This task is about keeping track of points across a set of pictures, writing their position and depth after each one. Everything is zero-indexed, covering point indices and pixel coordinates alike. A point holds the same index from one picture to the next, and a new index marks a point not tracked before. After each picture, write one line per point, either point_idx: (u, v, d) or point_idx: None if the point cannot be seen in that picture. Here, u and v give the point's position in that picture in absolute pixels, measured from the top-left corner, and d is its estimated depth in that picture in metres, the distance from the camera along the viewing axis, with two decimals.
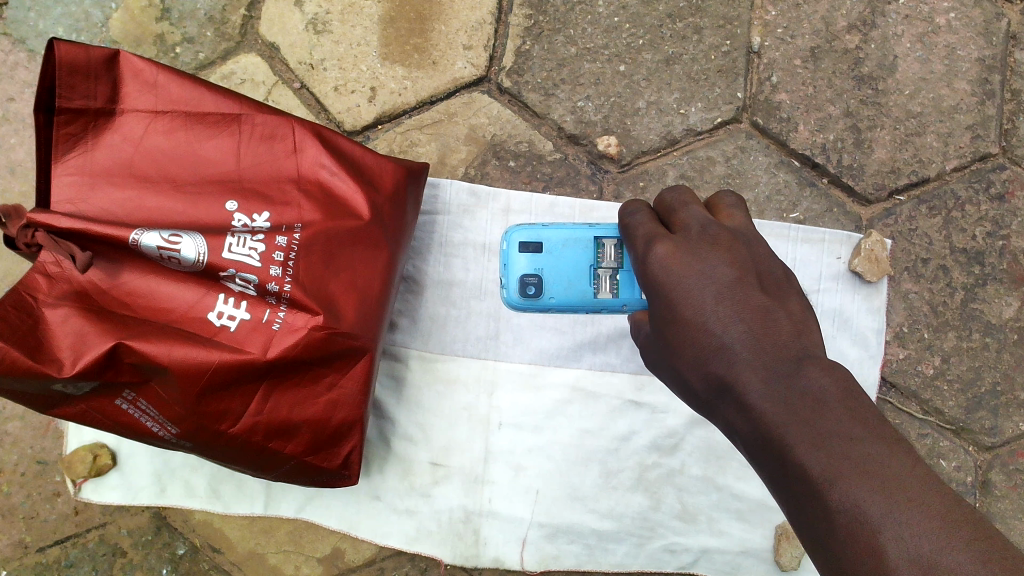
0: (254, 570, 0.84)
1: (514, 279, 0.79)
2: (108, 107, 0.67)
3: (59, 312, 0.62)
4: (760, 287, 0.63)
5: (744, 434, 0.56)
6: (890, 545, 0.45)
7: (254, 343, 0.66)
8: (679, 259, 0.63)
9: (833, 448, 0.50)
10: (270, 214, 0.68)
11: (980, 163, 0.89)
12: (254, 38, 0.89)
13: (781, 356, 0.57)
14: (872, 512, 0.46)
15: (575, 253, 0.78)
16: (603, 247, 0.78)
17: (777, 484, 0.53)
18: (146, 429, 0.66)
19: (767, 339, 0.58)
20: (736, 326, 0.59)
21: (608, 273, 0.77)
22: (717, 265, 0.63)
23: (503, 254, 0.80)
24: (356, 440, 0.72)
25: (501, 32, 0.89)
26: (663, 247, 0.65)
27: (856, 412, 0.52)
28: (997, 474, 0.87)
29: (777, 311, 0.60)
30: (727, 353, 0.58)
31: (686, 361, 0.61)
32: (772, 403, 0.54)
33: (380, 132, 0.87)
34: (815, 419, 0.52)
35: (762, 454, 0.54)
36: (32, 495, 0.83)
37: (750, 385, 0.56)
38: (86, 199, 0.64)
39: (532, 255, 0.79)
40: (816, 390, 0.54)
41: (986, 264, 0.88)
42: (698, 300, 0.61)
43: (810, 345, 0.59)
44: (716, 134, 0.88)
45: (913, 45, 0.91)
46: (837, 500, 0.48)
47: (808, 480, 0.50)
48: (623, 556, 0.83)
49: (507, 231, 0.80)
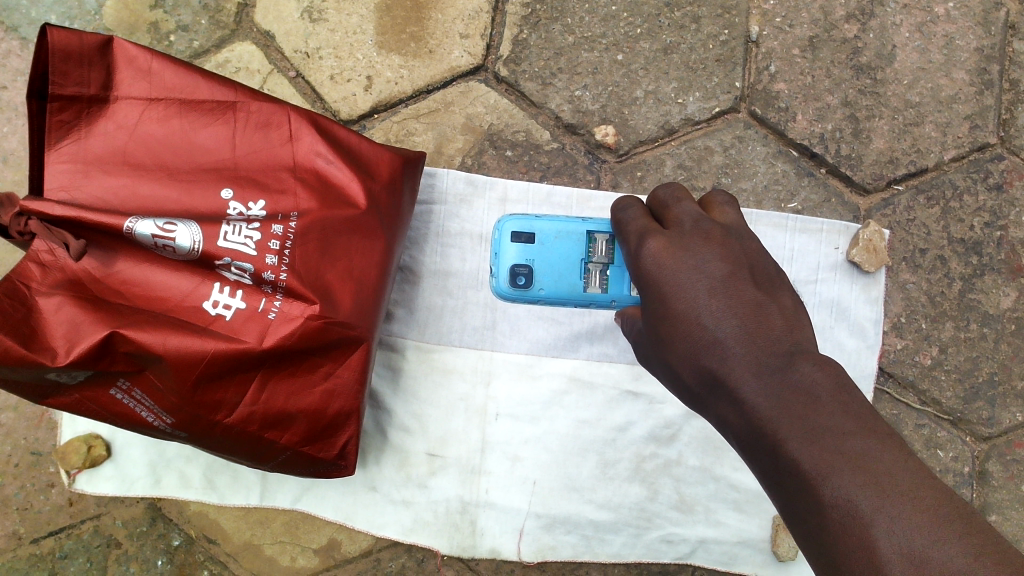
0: (250, 561, 0.84)
1: (504, 269, 0.82)
2: (101, 94, 0.66)
3: (53, 301, 0.61)
4: (752, 282, 0.64)
5: (738, 429, 0.56)
6: (882, 539, 0.45)
7: (250, 332, 0.65)
8: (671, 254, 0.65)
9: (825, 442, 0.50)
10: (265, 203, 0.68)
11: (979, 153, 0.89)
12: (250, 26, 0.88)
13: (774, 351, 0.57)
14: (863, 506, 0.46)
15: (566, 245, 0.81)
16: (594, 241, 0.81)
17: (770, 479, 0.53)
18: (141, 419, 0.65)
19: (759, 334, 0.58)
20: (728, 321, 0.60)
21: (598, 268, 0.80)
22: (709, 260, 0.64)
23: (495, 244, 0.83)
24: (352, 430, 0.72)
25: (498, 21, 0.89)
26: (655, 243, 0.66)
27: (848, 406, 0.52)
28: (994, 464, 0.87)
29: (768, 306, 0.61)
30: (720, 348, 0.59)
31: (678, 357, 0.62)
32: (765, 397, 0.55)
33: (376, 122, 0.87)
34: (806, 413, 0.52)
35: (754, 449, 0.55)
36: (26, 486, 0.83)
37: (743, 380, 0.56)
38: (79, 187, 0.64)
39: (523, 245, 0.82)
40: (807, 385, 0.54)
41: (984, 254, 0.88)
42: (690, 295, 0.62)
43: (801, 340, 0.59)
44: (714, 123, 0.88)
45: (911, 35, 0.90)
46: (829, 494, 0.48)
47: (800, 475, 0.50)
48: (620, 547, 0.83)
49: (500, 221, 0.83)
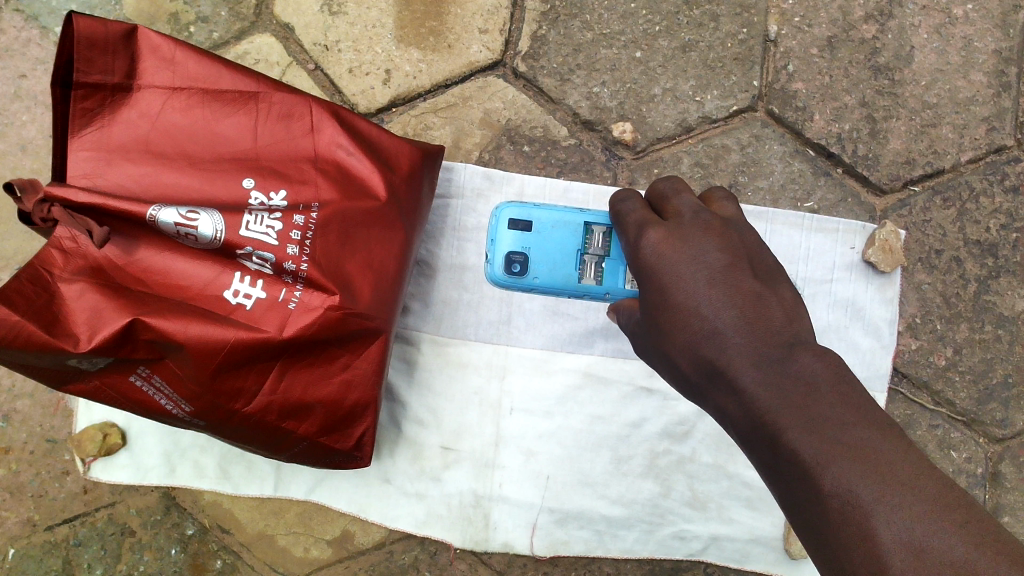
0: (263, 551, 0.84)
1: (500, 256, 0.82)
2: (125, 83, 0.66)
3: (75, 287, 0.61)
4: (752, 273, 0.64)
5: (738, 420, 0.56)
6: (882, 529, 0.44)
7: (269, 321, 0.65)
8: (670, 244, 0.65)
9: (825, 432, 0.50)
10: (287, 193, 0.67)
11: (995, 155, 0.90)
12: (269, 18, 0.88)
13: (774, 342, 0.57)
14: (864, 496, 0.46)
15: (564, 235, 0.81)
16: (592, 233, 0.81)
17: (769, 469, 0.53)
18: (159, 406, 0.66)
19: (759, 325, 0.58)
20: (728, 310, 0.60)
21: (595, 260, 0.81)
22: (710, 250, 0.64)
23: (491, 231, 0.83)
24: (369, 421, 0.72)
25: (517, 17, 0.89)
26: (655, 234, 0.66)
27: (848, 397, 0.52)
28: (1008, 465, 0.87)
29: (769, 297, 0.61)
30: (720, 337, 0.59)
31: (677, 347, 0.61)
32: (765, 388, 0.54)
33: (394, 115, 0.87)
34: (807, 404, 0.52)
35: (755, 440, 0.55)
36: (41, 474, 0.83)
37: (743, 369, 0.56)
38: (102, 174, 0.64)
39: (520, 233, 0.81)
40: (808, 375, 0.54)
41: (999, 256, 0.88)
42: (689, 285, 0.62)
43: (801, 332, 0.59)
44: (731, 122, 0.88)
45: (930, 36, 0.90)
46: (828, 484, 0.48)
47: (800, 464, 0.50)
48: (632, 543, 0.83)
49: (496, 207, 0.83)
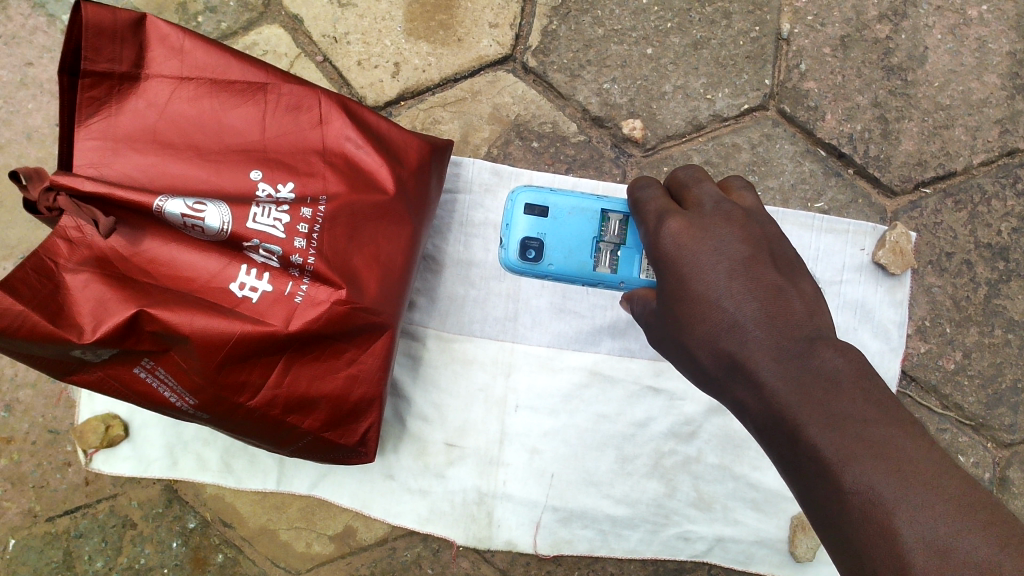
0: (265, 546, 0.84)
1: (514, 241, 0.80)
2: (133, 71, 0.65)
3: (80, 278, 0.60)
4: (773, 266, 0.63)
5: (756, 415, 0.56)
6: (904, 527, 0.44)
7: (276, 314, 0.64)
8: (690, 234, 0.63)
9: (847, 429, 0.50)
10: (294, 185, 0.67)
11: (1008, 158, 0.89)
12: (278, 9, 0.87)
13: (794, 336, 0.56)
14: (886, 494, 0.46)
15: (580, 223, 0.80)
16: (608, 221, 0.80)
17: (789, 465, 0.53)
18: (163, 399, 0.65)
19: (780, 318, 0.58)
20: (749, 304, 0.59)
21: (609, 248, 0.79)
22: (731, 241, 0.63)
23: (506, 216, 0.81)
24: (373, 417, 0.72)
25: (528, 11, 0.88)
26: (675, 222, 0.65)
27: (870, 394, 0.52)
28: (1015, 470, 0.87)
29: (789, 290, 0.60)
30: (738, 331, 0.58)
31: (696, 339, 0.60)
32: (785, 383, 0.54)
33: (403, 109, 0.86)
34: (828, 401, 0.52)
35: (775, 436, 0.54)
36: (43, 464, 0.83)
37: (762, 363, 0.56)
38: (108, 163, 0.63)
39: (535, 218, 0.80)
40: (830, 370, 0.53)
41: (1010, 259, 0.88)
42: (709, 276, 0.61)
43: (822, 327, 0.59)
44: (742, 120, 0.87)
45: (944, 37, 0.90)
46: (850, 483, 0.47)
47: (820, 461, 0.50)
48: (637, 543, 0.83)
49: (513, 191, 0.81)
